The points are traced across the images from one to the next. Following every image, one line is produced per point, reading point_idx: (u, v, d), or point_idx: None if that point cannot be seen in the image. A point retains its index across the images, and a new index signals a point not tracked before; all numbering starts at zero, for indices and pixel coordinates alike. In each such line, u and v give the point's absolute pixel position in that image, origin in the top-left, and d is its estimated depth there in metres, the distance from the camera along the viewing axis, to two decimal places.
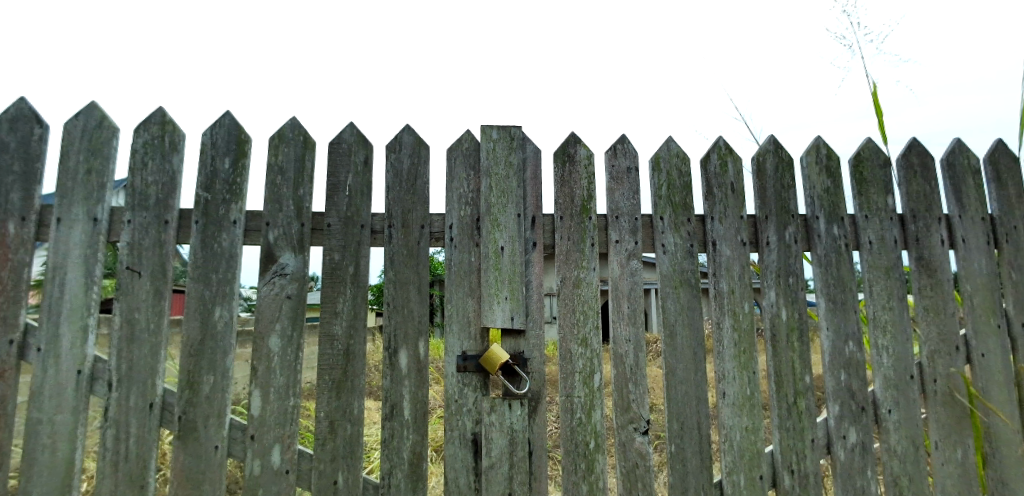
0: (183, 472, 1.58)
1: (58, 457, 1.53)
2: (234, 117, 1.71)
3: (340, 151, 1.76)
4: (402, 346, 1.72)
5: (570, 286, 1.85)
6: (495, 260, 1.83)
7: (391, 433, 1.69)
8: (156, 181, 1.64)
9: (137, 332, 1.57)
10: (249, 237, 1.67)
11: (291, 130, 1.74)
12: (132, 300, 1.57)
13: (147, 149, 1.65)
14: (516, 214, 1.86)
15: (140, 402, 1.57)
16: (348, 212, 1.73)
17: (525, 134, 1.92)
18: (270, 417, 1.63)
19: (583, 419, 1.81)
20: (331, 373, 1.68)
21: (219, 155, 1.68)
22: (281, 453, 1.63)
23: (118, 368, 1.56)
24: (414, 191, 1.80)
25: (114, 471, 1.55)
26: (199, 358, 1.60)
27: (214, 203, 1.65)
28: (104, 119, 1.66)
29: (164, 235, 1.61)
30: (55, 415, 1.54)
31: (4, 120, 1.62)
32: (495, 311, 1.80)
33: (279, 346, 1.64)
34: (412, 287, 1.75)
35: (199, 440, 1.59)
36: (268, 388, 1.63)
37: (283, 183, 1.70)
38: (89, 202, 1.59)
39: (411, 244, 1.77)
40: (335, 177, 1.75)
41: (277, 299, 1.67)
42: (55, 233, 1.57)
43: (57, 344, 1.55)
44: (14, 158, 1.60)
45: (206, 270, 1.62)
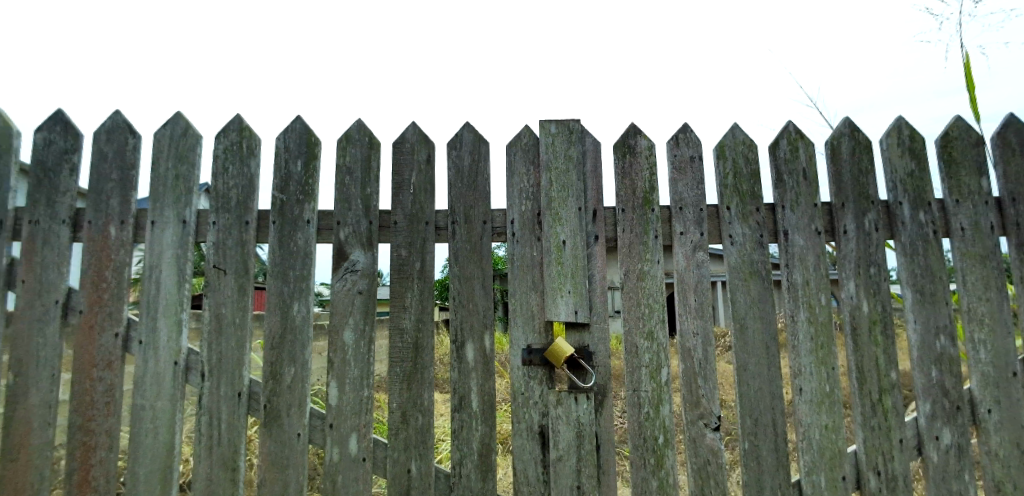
0: (269, 457, 1.68)
1: (160, 440, 1.66)
2: (304, 121, 1.77)
3: (404, 150, 1.81)
4: (469, 340, 1.76)
5: (634, 280, 1.83)
6: (557, 254, 1.82)
7: (460, 424, 1.73)
8: (237, 185, 1.73)
9: (225, 325, 1.68)
10: (322, 235, 1.75)
11: (357, 132, 1.80)
12: (219, 296, 1.69)
13: (227, 155, 1.74)
14: (577, 208, 1.84)
15: (230, 391, 1.68)
16: (413, 209, 1.78)
17: (584, 126, 1.89)
18: (346, 407, 1.71)
19: (651, 414, 1.78)
20: (401, 365, 1.73)
21: (293, 158, 1.76)
22: (358, 441, 1.70)
23: (210, 358, 1.68)
24: (476, 187, 1.82)
25: (209, 454, 1.67)
26: (280, 350, 1.69)
27: (289, 204, 1.73)
28: (189, 127, 1.75)
29: (245, 236, 1.70)
30: (155, 402, 1.67)
31: (103, 131, 1.73)
32: (559, 305, 1.80)
33: (352, 339, 1.72)
34: (476, 282, 1.78)
35: (283, 427, 1.68)
36: (343, 379, 1.71)
37: (351, 183, 1.77)
38: (179, 205, 1.70)
39: (474, 240, 1.80)
40: (400, 176, 1.80)
41: (349, 294, 1.74)
42: (150, 234, 1.69)
43: (155, 336, 1.67)
44: (113, 167, 1.71)
45: (285, 267, 1.71)
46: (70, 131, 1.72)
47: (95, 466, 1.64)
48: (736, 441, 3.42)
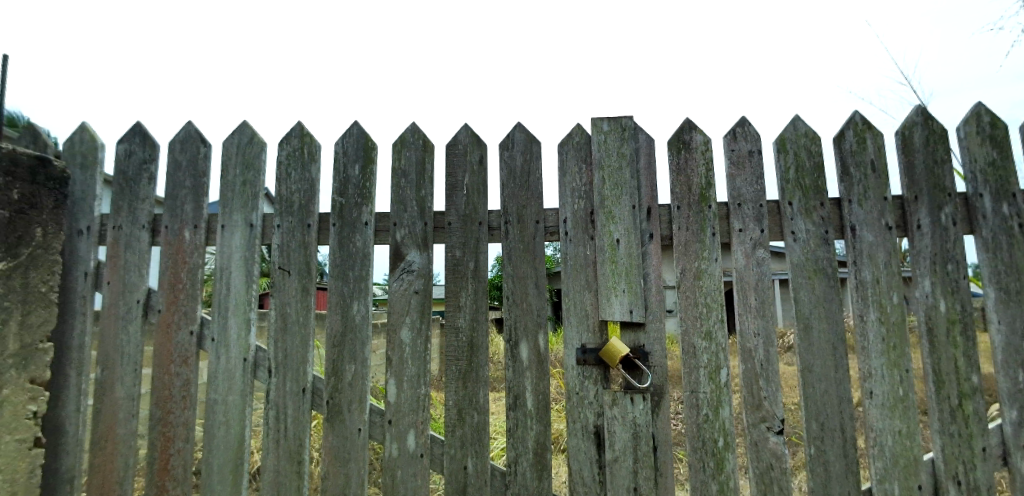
0: (333, 451, 1.74)
1: (232, 432, 1.74)
2: (361, 126, 1.81)
3: (456, 152, 1.84)
4: (523, 339, 1.77)
5: (691, 278, 1.79)
6: (611, 253, 1.80)
7: (515, 423, 1.75)
8: (299, 189, 1.78)
9: (290, 323, 1.75)
10: (379, 236, 1.79)
11: (411, 135, 1.83)
12: (285, 296, 1.76)
13: (290, 160, 1.81)
14: (631, 206, 1.82)
15: (294, 387, 1.74)
16: (466, 210, 1.81)
17: (637, 123, 1.85)
18: (404, 404, 1.75)
19: (711, 416, 1.73)
20: (457, 363, 1.76)
21: (350, 162, 1.81)
22: (416, 437, 1.74)
23: (276, 356, 1.75)
24: (528, 187, 1.82)
25: (277, 447, 1.74)
26: (342, 348, 1.75)
27: (348, 207, 1.79)
28: (254, 135, 1.82)
29: (307, 238, 1.76)
30: (227, 396, 1.75)
31: (177, 141, 1.82)
32: (613, 304, 1.79)
33: (410, 338, 1.76)
34: (530, 281, 1.78)
35: (345, 423, 1.74)
36: (401, 376, 1.75)
37: (407, 185, 1.81)
38: (246, 210, 1.77)
39: (527, 239, 1.80)
40: (453, 178, 1.82)
41: (406, 294, 1.78)
42: (221, 237, 1.77)
43: (226, 333, 1.76)
44: (186, 175, 1.80)
45: (344, 267, 1.76)
46: (148, 141, 1.82)
47: (173, 456, 1.72)
48: (802, 447, 3.28)
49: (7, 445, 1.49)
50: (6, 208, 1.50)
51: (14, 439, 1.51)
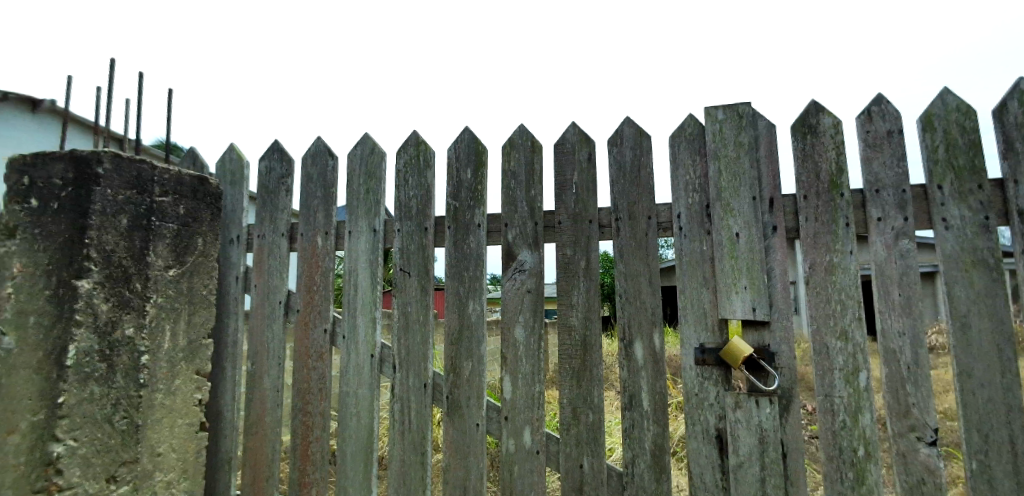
0: (454, 444, 1.82)
1: (362, 423, 1.84)
2: (471, 131, 1.86)
3: (565, 151, 1.83)
4: (637, 338, 1.74)
5: (822, 273, 1.66)
6: (730, 247, 1.71)
7: (631, 422, 1.73)
8: (416, 195, 1.87)
9: (411, 322, 1.84)
10: (492, 237, 1.84)
11: (520, 136, 1.85)
12: (405, 296, 1.85)
13: (407, 168, 1.90)
14: (751, 198, 1.71)
15: (417, 382, 1.83)
16: (576, 208, 1.80)
17: (756, 109, 1.74)
18: (520, 401, 1.78)
19: (848, 423, 1.60)
20: (571, 362, 1.77)
21: (463, 166, 1.86)
22: (532, 434, 1.77)
23: (399, 352, 1.85)
24: (639, 183, 1.78)
25: (403, 439, 1.84)
26: (459, 345, 1.82)
27: (462, 209, 1.85)
28: (374, 146, 1.92)
29: (425, 240, 1.84)
30: (358, 390, 1.86)
31: (309, 156, 1.98)
32: (734, 302, 1.70)
33: (524, 336, 1.80)
34: (643, 279, 1.74)
35: (464, 417, 1.81)
36: (516, 374, 1.79)
37: (516, 186, 1.83)
38: (370, 216, 1.89)
39: (639, 236, 1.76)
40: (562, 176, 1.83)
41: (519, 293, 1.81)
42: (348, 242, 1.91)
43: (355, 330, 1.88)
44: (317, 186, 1.95)
45: (460, 268, 1.83)
46: (285, 157, 1.99)
47: (312, 442, 1.85)
48: (961, 463, 2.94)
49: (180, 427, 1.71)
50: (176, 223, 1.72)
51: (185, 423, 1.72)
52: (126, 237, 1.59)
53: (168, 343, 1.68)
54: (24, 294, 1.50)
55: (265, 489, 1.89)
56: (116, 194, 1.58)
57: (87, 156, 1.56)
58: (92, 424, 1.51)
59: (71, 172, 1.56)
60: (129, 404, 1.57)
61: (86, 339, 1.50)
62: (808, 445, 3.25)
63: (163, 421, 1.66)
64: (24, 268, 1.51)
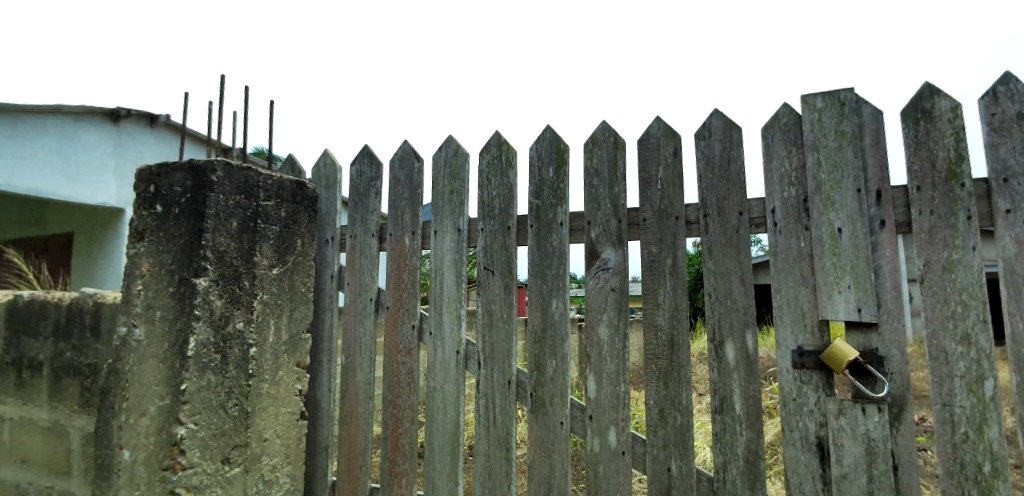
0: (538, 441, 1.83)
1: (448, 417, 1.89)
2: (553, 130, 1.85)
3: (649, 147, 1.79)
4: (729, 339, 1.67)
5: (938, 271, 1.52)
6: (832, 243, 1.61)
7: (722, 427, 1.66)
8: (499, 194, 1.89)
9: (495, 319, 1.87)
10: (575, 236, 1.83)
11: (602, 133, 1.83)
12: (489, 295, 1.88)
13: (490, 168, 1.93)
14: (855, 190, 1.59)
15: (502, 379, 1.86)
16: (661, 205, 1.76)
17: (860, 95, 1.62)
18: (605, 401, 1.76)
19: (972, 436, 1.45)
20: (657, 363, 1.73)
21: (545, 165, 1.87)
22: (617, 434, 1.74)
23: (484, 349, 1.88)
24: (729, 178, 1.71)
25: (487, 434, 1.88)
26: (542, 344, 1.83)
27: (544, 208, 1.85)
28: (457, 147, 1.96)
29: (508, 239, 1.86)
30: (444, 385, 1.91)
31: (396, 159, 2.05)
32: (836, 302, 1.59)
33: (608, 335, 1.77)
34: (734, 277, 1.67)
35: (548, 415, 1.81)
36: (601, 373, 1.78)
37: (599, 184, 1.82)
38: (454, 216, 1.94)
39: (730, 233, 1.69)
40: (646, 172, 1.79)
41: (603, 291, 1.80)
42: (434, 242, 1.96)
43: (442, 327, 1.93)
44: (404, 188, 2.02)
45: (543, 267, 1.83)
46: (374, 161, 2.08)
47: (402, 434, 1.92)
48: None
49: (283, 415, 1.83)
50: (278, 225, 1.84)
51: (287, 411, 1.84)
52: (236, 239, 1.71)
53: (272, 337, 1.80)
54: (151, 290, 1.66)
55: (358, 477, 1.98)
56: (228, 200, 1.70)
57: (203, 166, 1.68)
58: (209, 409, 1.63)
59: (189, 181, 1.69)
60: (240, 392, 1.69)
61: (204, 331, 1.62)
62: (921, 456, 3.00)
63: (268, 409, 1.78)
64: (151, 267, 1.67)
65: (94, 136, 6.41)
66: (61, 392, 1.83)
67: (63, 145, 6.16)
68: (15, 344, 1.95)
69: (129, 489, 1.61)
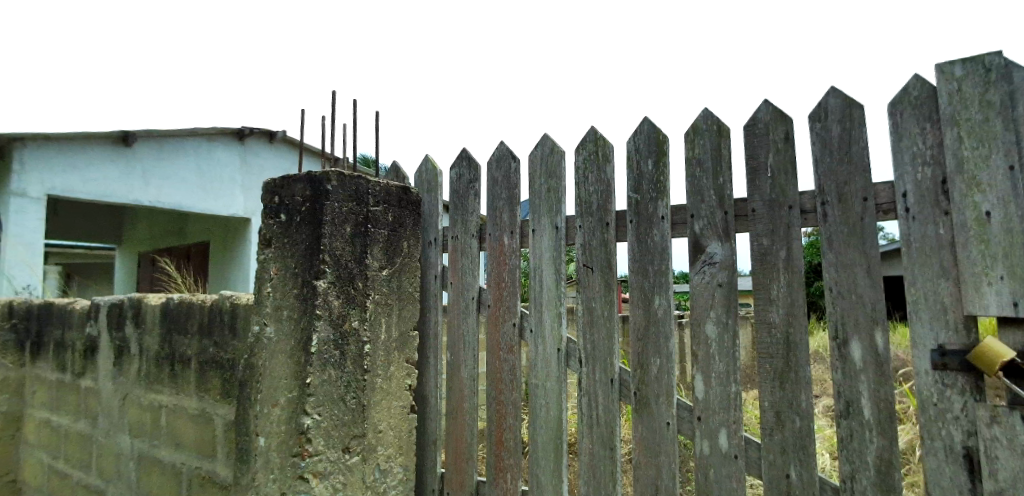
0: (644, 441, 1.79)
1: (551, 414, 1.90)
2: (651, 121, 1.81)
3: (757, 133, 1.70)
4: (854, 336, 1.53)
5: None
6: (979, 229, 1.41)
7: (849, 432, 1.53)
8: (596, 190, 1.87)
9: (596, 317, 1.85)
10: (677, 230, 1.78)
11: (704, 121, 1.76)
12: (590, 292, 1.87)
13: (587, 164, 1.91)
14: (1007, 167, 1.38)
15: (604, 377, 1.84)
16: (772, 194, 1.65)
17: (1011, 59, 1.39)
18: (714, 401, 1.69)
19: None
20: (772, 362, 1.63)
21: (644, 158, 1.82)
22: (729, 437, 1.66)
23: (586, 347, 1.87)
24: (850, 161, 1.57)
25: (590, 432, 1.86)
26: (646, 342, 1.79)
27: (644, 202, 1.81)
28: (553, 145, 1.97)
29: (607, 236, 1.84)
30: (546, 382, 1.93)
31: (493, 160, 2.09)
32: (986, 295, 1.39)
33: (715, 333, 1.70)
34: (859, 269, 1.54)
35: (653, 415, 1.77)
36: (709, 373, 1.70)
37: (703, 174, 1.74)
38: (552, 214, 1.94)
39: (853, 221, 1.55)
40: (755, 160, 1.70)
41: (709, 287, 1.73)
42: (532, 240, 1.98)
43: (542, 325, 1.94)
44: (502, 188, 2.05)
45: (644, 263, 1.79)
46: (473, 164, 2.13)
47: (506, 430, 1.96)
48: None
49: (395, 409, 1.93)
50: (386, 229, 1.96)
51: (399, 405, 1.95)
52: (350, 243, 1.83)
53: (384, 334, 1.90)
54: (279, 292, 1.82)
55: (465, 470, 2.05)
56: (342, 206, 1.82)
57: (320, 177, 1.81)
58: (331, 401, 1.75)
59: (308, 191, 1.82)
60: (357, 386, 1.81)
61: (325, 329, 1.74)
62: None
63: (382, 402, 1.88)
64: (279, 271, 1.83)
65: (225, 153, 7.91)
66: (206, 384, 2.05)
67: (198, 164, 7.63)
68: (168, 340, 2.21)
69: (265, 472, 1.76)
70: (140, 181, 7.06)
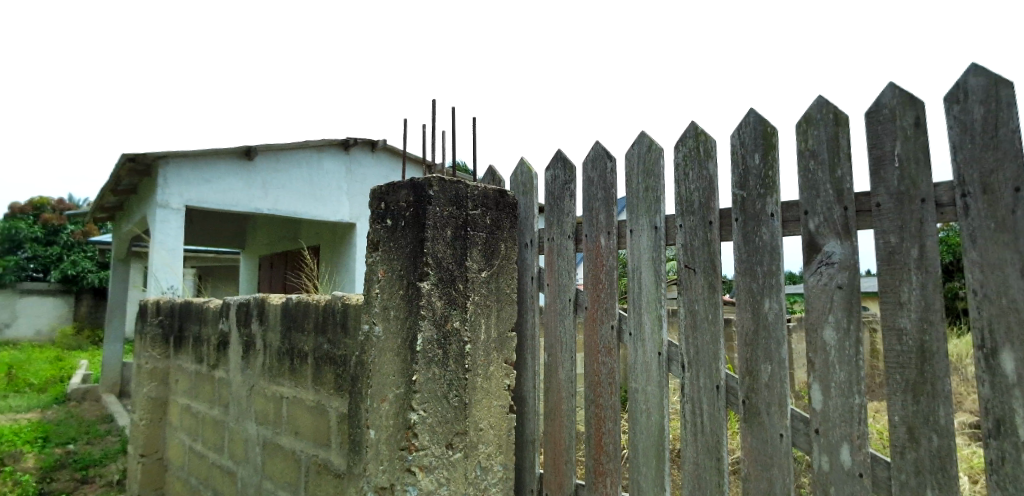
0: (753, 452, 1.70)
1: (652, 419, 1.85)
2: (757, 112, 1.70)
3: (881, 120, 1.55)
4: (1006, 345, 1.35)
5: None
6: None
7: (1000, 455, 1.36)
8: (698, 188, 1.80)
9: (699, 320, 1.78)
10: (789, 228, 1.68)
11: (819, 110, 1.63)
12: (692, 294, 1.80)
13: (687, 160, 1.84)
14: None
15: (709, 383, 1.76)
16: (900, 186, 1.50)
17: None
18: (834, 413, 1.56)
19: None
20: (903, 372, 1.47)
21: (750, 152, 1.72)
22: (852, 453, 1.52)
23: (688, 351, 1.80)
24: (996, 146, 1.38)
25: (695, 440, 1.79)
26: (755, 347, 1.69)
27: (751, 199, 1.71)
28: (651, 143, 1.92)
29: (710, 235, 1.77)
30: (647, 386, 1.88)
31: (589, 160, 2.08)
32: None
33: (835, 339, 1.57)
34: (1010, 268, 1.35)
35: (765, 426, 1.67)
36: (828, 382, 1.58)
37: (817, 167, 1.62)
38: (651, 213, 1.90)
39: (1001, 214, 1.37)
40: (879, 149, 1.55)
41: (827, 289, 1.61)
42: (630, 241, 1.94)
43: (642, 328, 1.90)
44: (598, 188, 2.03)
45: (752, 263, 1.70)
46: (568, 165, 2.13)
47: (605, 434, 1.93)
48: None
49: (494, 408, 1.97)
50: (485, 231, 2.00)
51: (498, 404, 1.99)
52: (451, 246, 1.89)
53: (483, 334, 1.95)
54: (386, 292, 1.92)
55: (564, 472, 2.05)
56: (442, 210, 1.89)
57: (422, 182, 1.88)
58: (436, 399, 1.82)
59: (411, 196, 1.91)
60: (460, 385, 1.86)
61: (429, 329, 1.81)
62: None
63: (483, 401, 1.93)
64: (385, 273, 1.93)
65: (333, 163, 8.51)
66: (321, 378, 2.21)
67: (309, 174, 8.22)
68: (288, 337, 2.41)
69: (376, 464, 1.87)
70: (260, 191, 7.75)
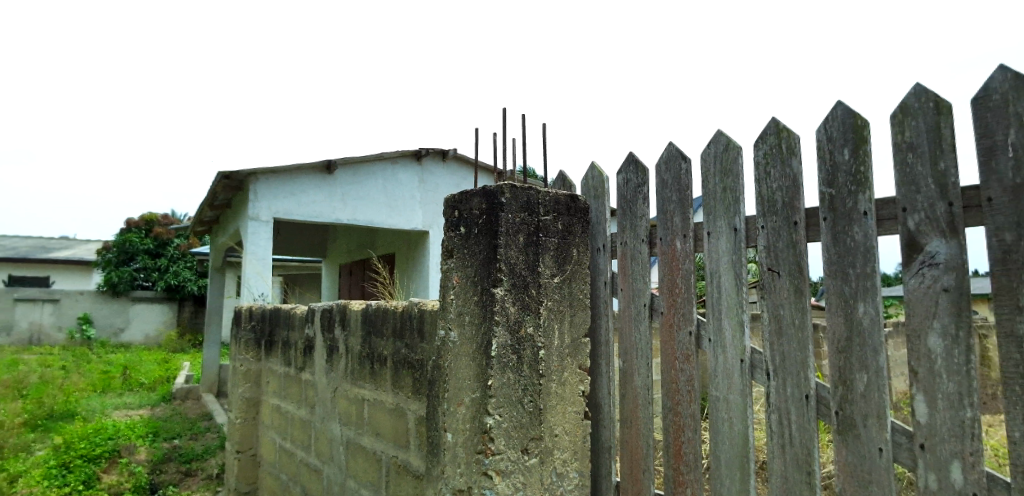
0: (850, 467, 1.60)
1: (735, 429, 1.78)
2: (845, 104, 1.60)
3: (991, 106, 1.41)
4: None
5: None
6: None
7: None
8: (781, 187, 1.72)
9: (785, 326, 1.69)
10: (885, 227, 1.57)
11: (917, 99, 1.52)
12: (776, 299, 1.72)
13: (768, 158, 1.76)
14: None
15: (797, 393, 1.67)
16: (1017, 178, 1.35)
17: None
18: (942, 427, 1.42)
19: None
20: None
21: (838, 147, 1.62)
22: (964, 472, 1.38)
23: (773, 358, 1.72)
24: None
25: (783, 453, 1.70)
26: (849, 355, 1.59)
27: (840, 197, 1.61)
28: (729, 141, 1.86)
29: (796, 236, 1.68)
30: (729, 394, 1.81)
31: (663, 162, 2.04)
32: None
33: (941, 347, 1.44)
34: None
35: (861, 439, 1.57)
36: (934, 393, 1.45)
37: (917, 160, 1.50)
38: (729, 214, 1.83)
39: None
40: (990, 138, 1.41)
41: (931, 292, 1.48)
42: (708, 244, 1.89)
43: (722, 334, 1.84)
44: (673, 190, 1.98)
45: (843, 265, 1.59)
46: (641, 167, 2.10)
47: (684, 443, 1.88)
48: None
49: (569, 414, 1.96)
50: (557, 237, 2.01)
51: (573, 411, 1.98)
52: (524, 252, 1.91)
53: (557, 340, 1.95)
54: (460, 298, 1.96)
55: (641, 482, 2.00)
56: (515, 217, 1.92)
57: (494, 190, 1.92)
58: (511, 404, 1.84)
59: (484, 204, 1.95)
60: (534, 390, 1.87)
61: (503, 335, 1.84)
62: None
63: (557, 407, 1.93)
64: (459, 279, 1.98)
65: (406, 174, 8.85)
66: (399, 381, 2.30)
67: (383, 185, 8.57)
68: (368, 342, 2.52)
69: (453, 466, 1.91)
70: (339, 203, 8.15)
